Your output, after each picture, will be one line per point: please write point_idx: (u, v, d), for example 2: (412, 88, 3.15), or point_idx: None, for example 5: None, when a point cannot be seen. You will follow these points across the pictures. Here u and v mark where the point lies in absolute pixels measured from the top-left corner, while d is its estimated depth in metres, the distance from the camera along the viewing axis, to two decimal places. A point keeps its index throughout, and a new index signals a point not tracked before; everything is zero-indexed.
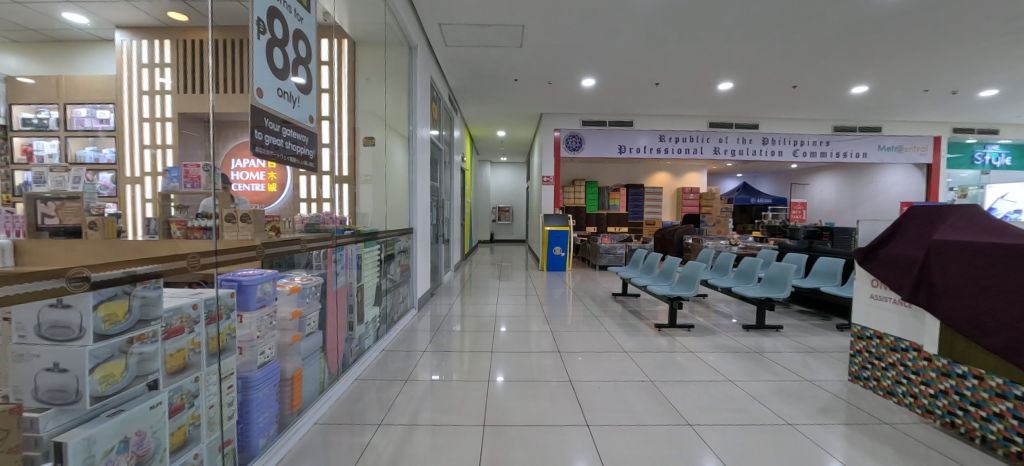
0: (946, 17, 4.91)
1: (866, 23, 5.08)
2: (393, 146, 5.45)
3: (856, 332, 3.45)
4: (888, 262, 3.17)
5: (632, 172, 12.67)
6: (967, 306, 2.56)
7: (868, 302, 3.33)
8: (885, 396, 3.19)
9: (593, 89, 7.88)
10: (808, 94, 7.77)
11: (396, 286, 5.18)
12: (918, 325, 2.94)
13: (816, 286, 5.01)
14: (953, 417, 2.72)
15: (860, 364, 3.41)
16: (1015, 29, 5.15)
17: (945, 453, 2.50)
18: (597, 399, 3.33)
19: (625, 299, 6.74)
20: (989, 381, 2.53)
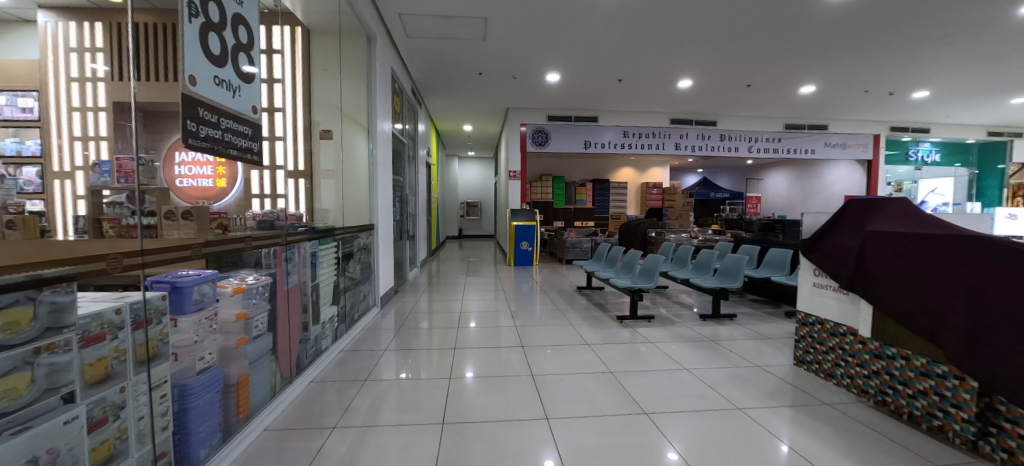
0: (881, 24, 5.25)
1: (814, 27, 5.34)
2: (353, 139, 5.26)
3: (801, 319, 3.64)
4: (828, 252, 3.34)
5: (599, 167, 12.88)
6: (898, 294, 2.72)
7: (811, 290, 3.52)
8: (826, 378, 3.39)
9: (559, 84, 7.91)
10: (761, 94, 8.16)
11: (355, 284, 5.03)
12: (855, 311, 3.13)
13: (767, 276, 5.26)
14: (884, 396, 2.91)
15: (804, 349, 3.60)
16: (941, 36, 5.57)
17: (877, 429, 2.69)
18: (559, 391, 3.36)
19: (589, 292, 6.86)
20: (914, 361, 2.72)
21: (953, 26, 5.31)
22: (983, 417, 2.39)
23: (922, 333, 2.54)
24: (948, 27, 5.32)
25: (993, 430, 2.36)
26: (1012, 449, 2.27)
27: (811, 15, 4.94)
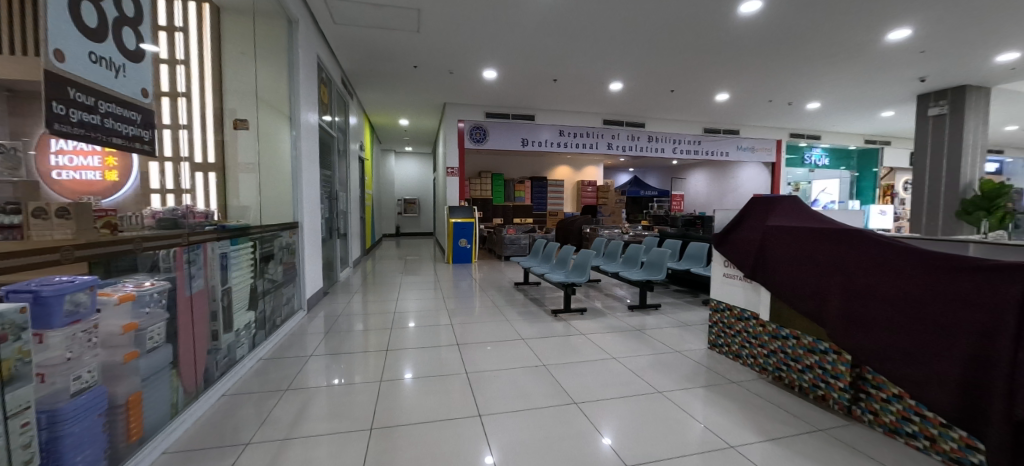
0: (780, 43, 5.90)
1: (725, 41, 5.86)
2: (275, 128, 4.84)
3: (714, 306, 3.96)
4: (737, 245, 3.67)
5: (537, 164, 13.14)
6: (786, 279, 3.03)
7: (722, 279, 3.85)
8: (734, 359, 3.72)
9: (496, 81, 7.92)
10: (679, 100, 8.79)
11: (277, 287, 4.66)
12: (756, 296, 3.47)
13: (687, 267, 5.70)
14: (780, 372, 3.22)
15: (717, 333, 3.92)
16: (827, 56, 6.37)
17: (772, 401, 2.97)
18: (493, 388, 3.38)
19: (527, 288, 6.98)
20: (803, 340, 3.02)
21: (835, 48, 6.11)
22: (854, 385, 2.70)
23: (808, 316, 2.81)
24: (832, 48, 6.11)
25: (861, 396, 2.66)
26: (876, 410, 2.57)
27: (722, 29, 5.42)
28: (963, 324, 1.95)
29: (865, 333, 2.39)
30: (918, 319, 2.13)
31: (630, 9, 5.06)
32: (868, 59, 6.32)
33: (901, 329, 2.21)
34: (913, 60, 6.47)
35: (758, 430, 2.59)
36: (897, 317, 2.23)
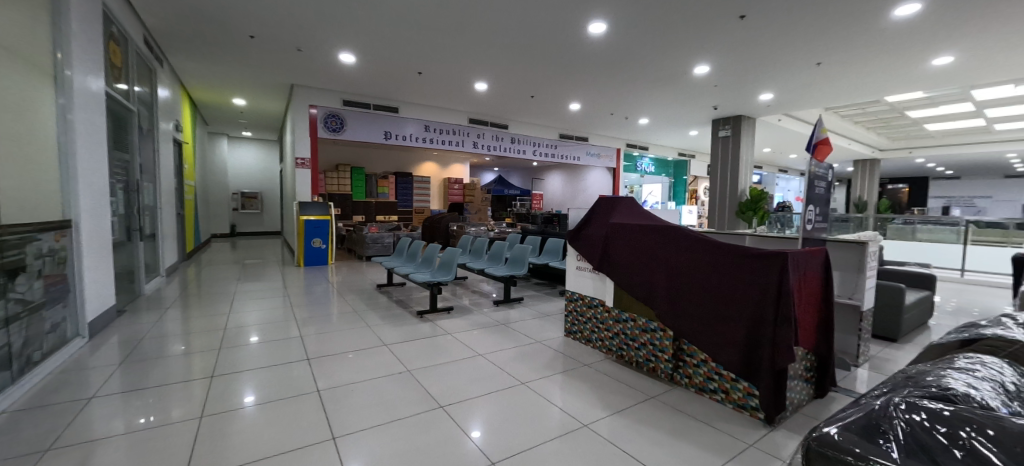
0: (620, 71, 6.79)
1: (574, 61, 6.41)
2: (29, 90, 3.46)
3: (569, 296, 4.09)
4: (587, 242, 3.78)
5: (403, 160, 12.58)
6: (628, 274, 3.22)
7: (575, 272, 3.96)
8: (587, 343, 3.89)
9: (354, 66, 7.23)
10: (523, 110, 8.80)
11: (33, 309, 3.35)
12: (603, 285, 3.62)
13: (546, 261, 6.13)
14: (622, 350, 3.43)
15: (572, 321, 4.05)
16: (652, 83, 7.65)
17: (618, 377, 3.12)
18: (351, 404, 3.02)
19: (391, 289, 6.59)
20: (638, 321, 3.24)
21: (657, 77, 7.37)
22: (675, 355, 2.94)
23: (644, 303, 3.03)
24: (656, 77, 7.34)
25: (681, 363, 2.89)
26: (690, 374, 2.83)
27: (574, 49, 5.99)
28: (758, 310, 2.33)
29: (690, 321, 2.68)
30: (731, 308, 2.47)
31: (495, 17, 5.16)
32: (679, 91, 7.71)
33: (718, 317, 2.54)
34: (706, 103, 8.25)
35: (605, 405, 2.69)
36: (715, 306, 2.55)
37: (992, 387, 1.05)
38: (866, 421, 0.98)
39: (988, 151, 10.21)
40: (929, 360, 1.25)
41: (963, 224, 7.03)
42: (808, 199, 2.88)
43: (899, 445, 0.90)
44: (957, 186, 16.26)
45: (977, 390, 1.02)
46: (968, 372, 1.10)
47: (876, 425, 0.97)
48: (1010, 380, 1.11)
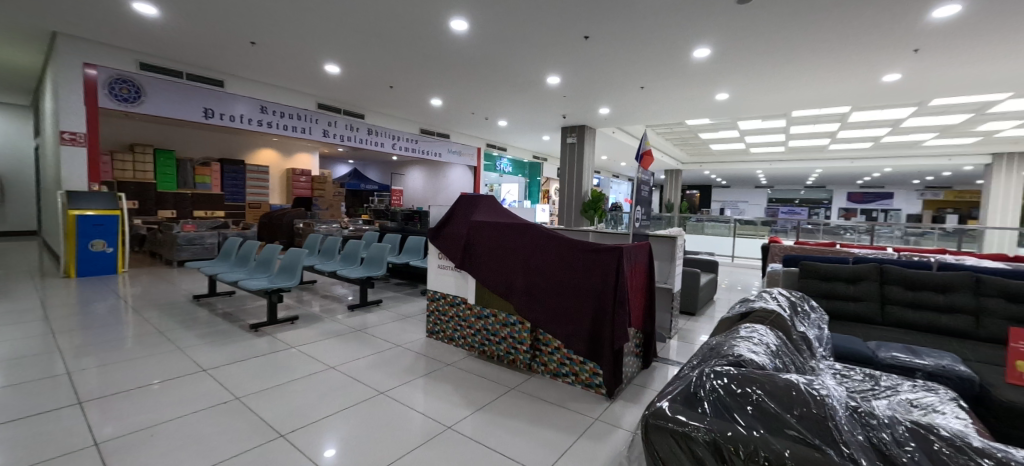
0: (484, 80, 6.78)
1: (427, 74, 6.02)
2: None
3: (431, 295, 3.60)
4: (446, 239, 3.43)
5: (231, 144, 10.38)
6: (490, 274, 3.03)
7: (437, 272, 3.52)
8: (448, 342, 3.51)
9: (154, 22, 5.54)
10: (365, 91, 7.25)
11: None
12: (465, 283, 3.32)
13: (407, 260, 5.77)
14: (483, 346, 3.22)
15: (433, 321, 3.60)
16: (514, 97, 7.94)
17: (484, 375, 2.90)
18: (145, 447, 2.16)
19: (213, 301, 5.34)
20: (499, 316, 3.08)
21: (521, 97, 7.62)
22: (533, 345, 2.95)
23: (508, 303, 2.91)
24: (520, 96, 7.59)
25: (537, 353, 2.94)
26: (546, 362, 2.89)
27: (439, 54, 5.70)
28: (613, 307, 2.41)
29: (553, 320, 2.66)
30: (589, 305, 2.52)
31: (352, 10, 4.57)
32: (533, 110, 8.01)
33: (577, 314, 2.57)
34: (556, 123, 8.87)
35: (468, 399, 2.57)
36: (575, 303, 2.58)
37: (760, 349, 1.32)
38: (686, 389, 1.05)
39: (744, 167, 13.75)
40: (721, 334, 1.52)
41: (732, 221, 9.29)
42: (636, 201, 3.36)
43: (709, 406, 0.99)
44: (728, 193, 20.99)
45: (754, 352, 1.25)
46: (746, 339, 1.37)
47: (693, 392, 1.04)
48: (769, 341, 1.43)
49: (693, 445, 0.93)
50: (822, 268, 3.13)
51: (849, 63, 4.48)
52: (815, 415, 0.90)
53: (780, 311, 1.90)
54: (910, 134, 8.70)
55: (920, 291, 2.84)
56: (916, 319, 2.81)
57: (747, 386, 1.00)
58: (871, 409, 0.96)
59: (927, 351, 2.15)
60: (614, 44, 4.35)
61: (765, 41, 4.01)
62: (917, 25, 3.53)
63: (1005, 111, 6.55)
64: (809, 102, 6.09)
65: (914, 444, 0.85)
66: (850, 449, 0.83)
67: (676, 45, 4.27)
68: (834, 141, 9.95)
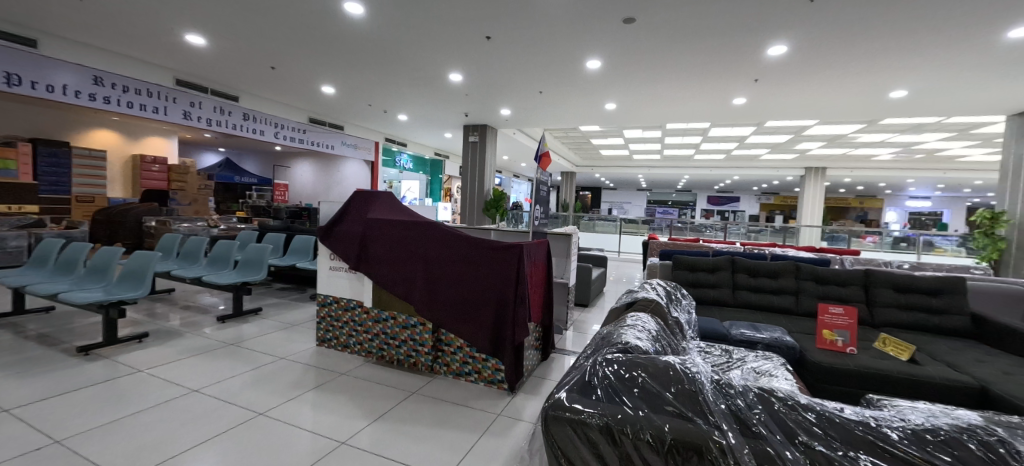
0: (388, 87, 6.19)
1: (314, 65, 5.41)
2: None
3: (321, 300, 3.27)
4: (338, 239, 3.13)
5: (37, 116, 7.41)
6: (389, 274, 2.86)
7: (328, 273, 3.22)
8: (342, 350, 3.19)
9: None
10: (237, 74, 5.95)
11: None
12: (360, 285, 3.08)
13: (292, 262, 5.09)
14: (382, 351, 3.01)
15: (324, 328, 3.25)
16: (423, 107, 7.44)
17: (385, 383, 2.65)
18: None
19: (13, 323, 4.02)
20: (398, 318, 2.92)
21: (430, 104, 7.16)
22: (435, 346, 2.86)
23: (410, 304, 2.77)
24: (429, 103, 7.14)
25: (439, 354, 2.86)
26: (448, 362, 2.82)
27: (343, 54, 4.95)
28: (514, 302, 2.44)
29: (457, 319, 2.61)
30: (492, 301, 2.52)
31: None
32: (437, 111, 7.78)
33: (480, 311, 2.55)
34: (459, 121, 8.76)
35: (362, 406, 2.34)
36: (478, 300, 2.56)
37: (645, 336, 1.46)
38: (581, 377, 1.06)
39: (628, 172, 15.32)
40: (613, 324, 1.65)
41: (619, 220, 10.27)
42: (534, 200, 3.50)
43: (601, 391, 1.00)
44: (615, 194, 23.15)
45: (639, 339, 1.38)
46: (633, 328, 1.52)
47: (587, 379, 1.05)
48: (650, 327, 1.60)
49: (586, 430, 0.94)
50: (691, 260, 3.58)
51: (709, 85, 5.26)
52: (688, 389, 0.96)
53: (658, 300, 2.15)
54: (750, 149, 10.61)
55: (760, 278, 3.44)
56: (759, 301, 3.38)
57: (633, 370, 1.03)
58: (730, 380, 1.00)
59: (764, 327, 2.62)
60: (516, 47, 4.43)
61: (647, 58, 4.47)
62: (756, 59, 4.29)
63: (813, 134, 8.36)
64: (679, 117, 7.00)
65: (762, 406, 0.91)
66: (715, 417, 0.90)
67: (572, 54, 4.52)
68: (697, 152, 11.64)
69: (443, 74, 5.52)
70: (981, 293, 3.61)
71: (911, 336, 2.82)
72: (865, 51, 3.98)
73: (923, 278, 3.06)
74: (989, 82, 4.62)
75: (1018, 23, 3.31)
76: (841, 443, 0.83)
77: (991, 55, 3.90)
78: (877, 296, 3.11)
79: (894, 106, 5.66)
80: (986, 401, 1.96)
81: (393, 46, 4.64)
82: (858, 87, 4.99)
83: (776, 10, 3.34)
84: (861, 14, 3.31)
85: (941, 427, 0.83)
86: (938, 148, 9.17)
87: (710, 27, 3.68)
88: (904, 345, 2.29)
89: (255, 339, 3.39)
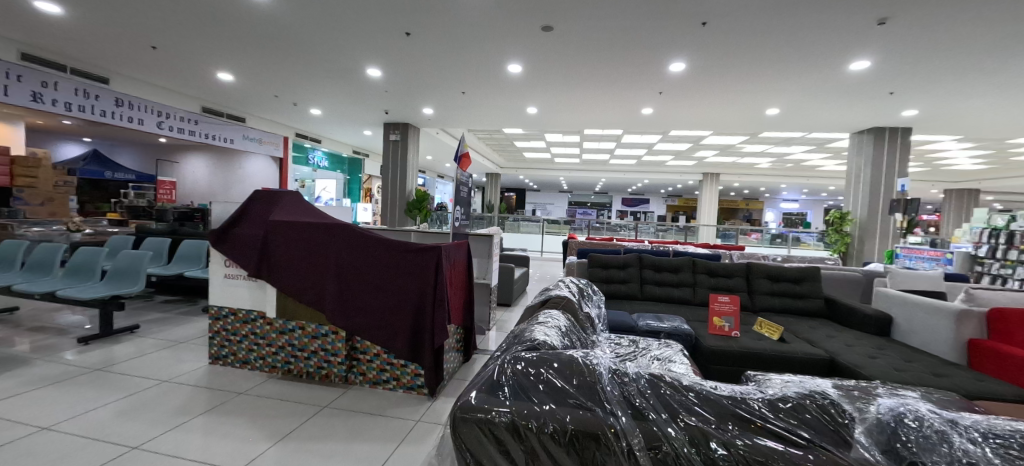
0: (298, 79, 5.75)
1: (207, 48, 4.79)
2: None
3: (213, 313, 2.89)
4: (235, 243, 2.79)
5: None
6: (297, 281, 2.63)
7: (223, 282, 2.87)
8: (241, 366, 2.85)
9: None
10: (105, 51, 5.05)
11: None
12: (262, 294, 2.80)
13: (179, 271, 4.43)
14: (290, 365, 2.76)
15: (218, 343, 2.89)
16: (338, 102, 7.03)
17: (295, 399, 2.43)
18: None
19: None
20: (307, 328, 2.70)
21: (346, 99, 6.78)
22: (349, 356, 2.69)
23: (321, 311, 2.58)
24: (344, 99, 6.76)
25: (354, 363, 2.70)
26: (364, 371, 2.68)
27: (242, 41, 4.50)
28: (434, 304, 2.39)
29: (374, 325, 2.49)
30: (411, 304, 2.44)
31: None
32: (355, 107, 7.36)
33: (399, 315, 2.46)
34: (379, 118, 8.37)
35: (264, 427, 2.11)
36: (397, 304, 2.46)
37: (555, 333, 1.51)
38: (488, 375, 1.03)
39: (551, 174, 15.88)
40: (527, 322, 1.69)
41: (543, 220, 10.59)
42: (456, 201, 3.43)
43: (509, 390, 0.98)
44: (539, 196, 23.87)
45: (549, 336, 1.42)
46: (544, 325, 1.56)
47: (495, 378, 1.02)
48: (561, 324, 1.67)
49: (492, 428, 0.91)
50: (604, 258, 3.82)
51: (620, 95, 5.66)
52: (588, 381, 0.98)
53: (570, 297, 2.24)
54: (658, 156, 11.64)
55: (663, 272, 3.78)
56: (663, 294, 3.71)
57: (539, 366, 1.04)
58: (625, 368, 1.03)
59: (667, 317, 2.88)
60: (437, 45, 4.35)
61: (568, 66, 4.69)
62: (660, 73, 4.72)
63: (709, 144, 9.40)
64: (595, 123, 7.43)
65: (651, 390, 0.95)
66: (610, 404, 0.93)
67: (496, 57, 4.56)
68: (613, 157, 12.44)
69: (360, 68, 5.24)
70: (832, 280, 4.34)
71: (781, 319, 3.30)
72: (745, 73, 4.59)
73: (790, 268, 3.60)
74: (836, 105, 5.58)
75: (851, 59, 4.08)
76: (713, 417, 0.89)
77: (836, 82, 4.72)
78: (756, 285, 3.59)
79: (769, 121, 6.59)
80: (834, 369, 2.35)
81: (303, 35, 4.29)
82: (741, 103, 5.72)
83: (676, 30, 3.70)
84: (742, 40, 3.81)
85: (792, 394, 0.92)
86: (802, 158, 10.87)
87: (620, 41, 3.97)
88: (775, 326, 2.66)
89: (128, 361, 2.90)
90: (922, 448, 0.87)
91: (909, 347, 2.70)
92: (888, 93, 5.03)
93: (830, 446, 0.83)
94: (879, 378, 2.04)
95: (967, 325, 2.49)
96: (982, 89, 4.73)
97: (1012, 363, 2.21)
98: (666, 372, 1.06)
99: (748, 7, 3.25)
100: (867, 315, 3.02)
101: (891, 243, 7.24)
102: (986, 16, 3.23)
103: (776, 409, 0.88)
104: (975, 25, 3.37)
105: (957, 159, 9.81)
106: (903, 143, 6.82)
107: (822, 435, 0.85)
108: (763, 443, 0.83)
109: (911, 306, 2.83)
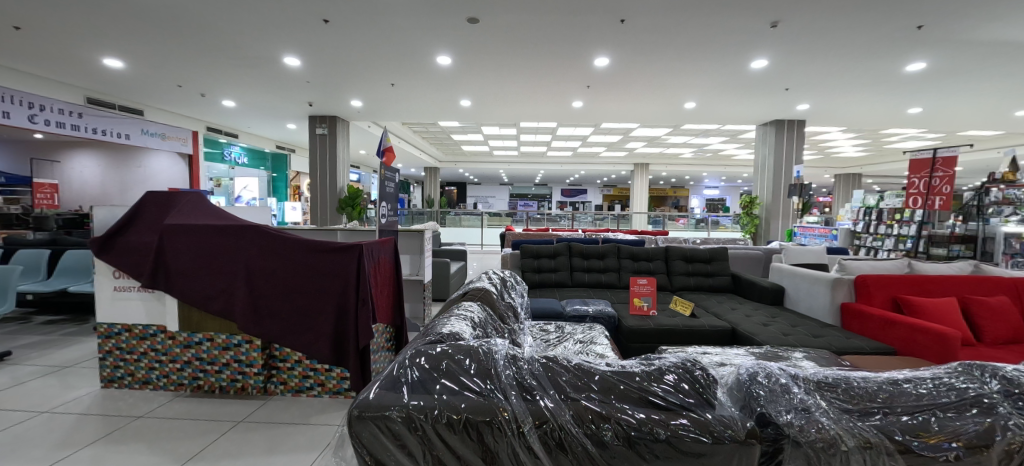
0: (202, 65, 5.18)
1: (88, 30, 4.20)
2: None
3: (103, 331, 2.57)
4: (130, 251, 2.50)
5: None
6: (202, 288, 2.41)
7: (112, 297, 2.55)
8: (140, 387, 2.57)
9: None
10: None
11: None
12: (161, 306, 2.53)
13: (63, 286, 3.88)
14: (199, 381, 2.53)
15: (112, 364, 2.57)
16: (252, 91, 6.41)
17: (207, 417, 2.25)
18: None
19: None
20: (217, 339, 2.50)
21: (261, 88, 6.22)
22: (267, 365, 2.54)
23: (231, 319, 2.39)
24: (258, 88, 6.18)
25: (273, 372, 2.55)
26: (285, 379, 2.54)
27: (130, 21, 3.96)
28: (354, 302, 2.30)
29: (292, 328, 2.36)
30: (329, 304, 2.34)
31: None
32: (274, 99, 6.84)
33: (317, 315, 2.35)
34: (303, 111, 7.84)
35: (167, 450, 1.93)
36: (316, 305, 2.35)
37: (466, 324, 1.54)
38: (389, 372, 1.01)
39: (490, 167, 15.88)
40: (439, 315, 1.70)
41: (483, 214, 10.58)
42: (379, 197, 3.28)
43: (411, 383, 0.98)
44: (481, 189, 23.82)
45: (458, 327, 1.44)
46: (458, 318, 1.59)
47: (396, 375, 1.01)
48: (475, 316, 1.71)
49: (388, 424, 0.90)
50: (535, 248, 3.93)
51: (550, 88, 5.80)
52: (487, 369, 1.01)
53: (490, 288, 2.29)
54: (592, 147, 12.04)
55: (592, 259, 3.95)
56: (593, 279, 3.87)
57: (440, 359, 1.04)
58: (525, 353, 1.09)
59: (592, 300, 3.04)
60: (358, 33, 4.14)
61: (497, 58, 4.69)
62: (585, 67, 4.89)
63: (638, 135, 9.89)
64: (529, 116, 7.57)
65: (546, 374, 1.00)
66: (505, 388, 0.96)
67: (424, 46, 4.43)
68: (550, 149, 12.67)
69: (277, 56, 4.87)
70: (739, 258, 4.82)
71: (695, 296, 3.61)
72: (662, 68, 4.88)
73: (702, 250, 3.93)
74: (743, 99, 6.13)
75: (752, 56, 4.48)
76: (599, 392, 0.96)
77: (740, 78, 5.18)
78: (673, 267, 3.88)
79: (687, 114, 7.08)
80: (734, 338, 2.63)
81: (204, 18, 3.88)
82: (661, 97, 6.07)
83: (597, 26, 3.85)
84: (656, 38, 4.05)
85: (668, 364, 1.02)
86: (719, 148, 11.87)
87: (545, 36, 4.07)
88: (687, 303, 2.90)
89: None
90: (768, 401, 0.98)
91: (797, 314, 3.09)
92: (784, 88, 5.61)
93: (697, 406, 0.93)
94: (768, 343, 2.32)
95: (839, 291, 2.90)
96: (857, 86, 5.44)
97: (870, 321, 2.62)
98: (563, 356, 1.11)
99: (661, 6, 3.45)
100: (764, 288, 3.41)
101: (790, 222, 8.15)
102: (854, 23, 3.72)
103: (654, 379, 0.97)
104: (845, 31, 3.87)
105: (843, 148, 11.24)
106: (799, 134, 7.64)
107: (691, 397, 0.94)
108: (640, 411, 0.91)
109: (799, 278, 3.24)
